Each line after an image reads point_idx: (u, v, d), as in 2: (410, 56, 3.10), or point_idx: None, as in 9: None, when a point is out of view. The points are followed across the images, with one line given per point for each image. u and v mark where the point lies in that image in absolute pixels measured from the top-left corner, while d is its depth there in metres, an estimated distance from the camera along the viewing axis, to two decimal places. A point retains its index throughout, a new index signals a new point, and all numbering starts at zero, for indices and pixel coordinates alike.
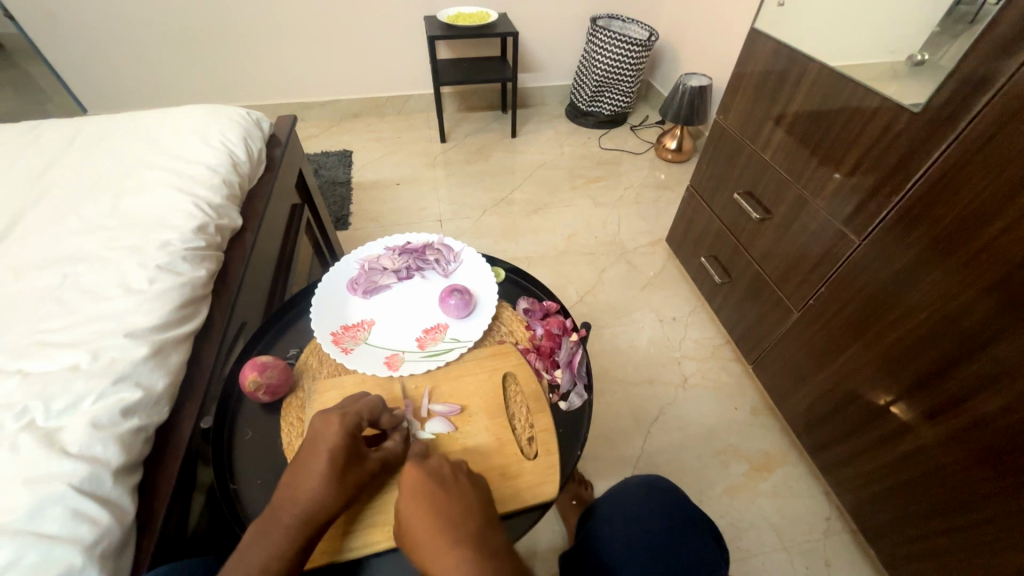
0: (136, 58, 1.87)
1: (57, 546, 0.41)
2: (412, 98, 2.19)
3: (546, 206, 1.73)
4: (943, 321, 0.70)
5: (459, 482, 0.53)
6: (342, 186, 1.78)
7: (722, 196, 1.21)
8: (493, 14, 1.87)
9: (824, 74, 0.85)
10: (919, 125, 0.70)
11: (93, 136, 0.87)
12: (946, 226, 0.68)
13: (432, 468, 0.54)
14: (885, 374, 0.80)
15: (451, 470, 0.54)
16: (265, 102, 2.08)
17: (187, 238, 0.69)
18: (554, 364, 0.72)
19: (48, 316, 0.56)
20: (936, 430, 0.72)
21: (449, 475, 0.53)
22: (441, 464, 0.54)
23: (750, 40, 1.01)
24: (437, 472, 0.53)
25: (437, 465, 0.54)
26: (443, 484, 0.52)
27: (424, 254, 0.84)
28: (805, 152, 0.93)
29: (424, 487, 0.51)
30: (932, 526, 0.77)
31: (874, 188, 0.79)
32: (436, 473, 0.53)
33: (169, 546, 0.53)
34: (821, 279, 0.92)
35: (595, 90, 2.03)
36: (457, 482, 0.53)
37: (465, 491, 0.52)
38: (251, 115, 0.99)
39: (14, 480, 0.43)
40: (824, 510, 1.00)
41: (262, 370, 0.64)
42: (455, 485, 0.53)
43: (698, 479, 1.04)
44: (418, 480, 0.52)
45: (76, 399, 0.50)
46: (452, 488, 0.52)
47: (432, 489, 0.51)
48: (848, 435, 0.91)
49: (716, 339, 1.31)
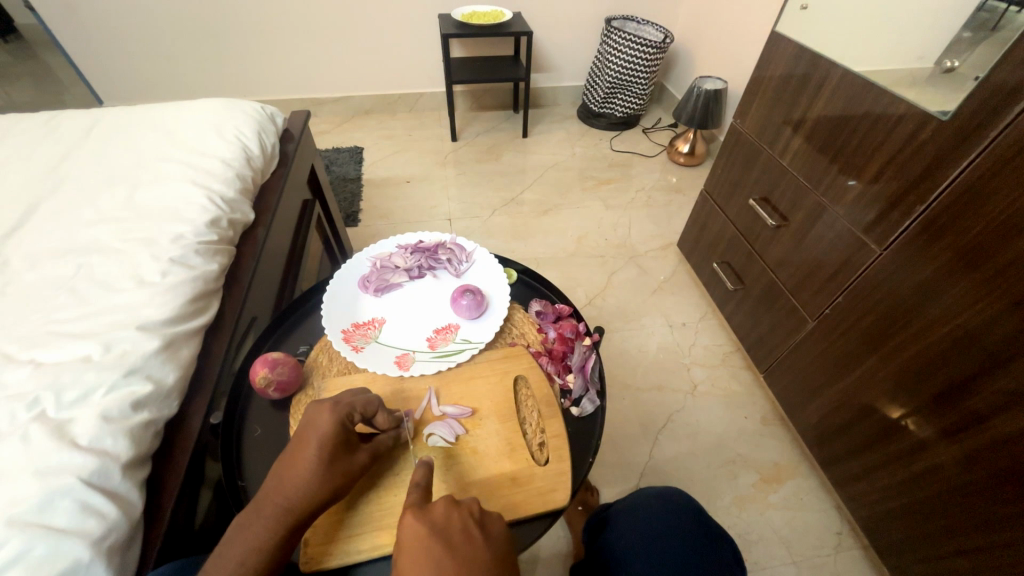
0: (152, 51, 1.89)
1: (65, 539, 0.41)
2: (424, 96, 2.19)
3: (556, 207, 1.73)
4: (966, 338, 0.68)
5: (471, 538, 0.45)
6: (353, 183, 1.78)
7: (737, 201, 1.19)
8: (508, 13, 1.86)
9: (847, 79, 0.84)
10: (947, 134, 0.69)
11: (110, 126, 0.87)
12: (973, 238, 0.66)
13: (438, 520, 0.46)
14: (901, 388, 0.78)
15: (461, 525, 0.46)
16: (278, 97, 2.10)
17: (200, 231, 0.69)
18: (565, 368, 0.72)
19: (60, 307, 0.56)
20: (954, 447, 0.71)
21: (459, 530, 0.45)
22: (450, 515, 0.46)
23: (771, 44, 0.99)
24: (444, 527, 0.45)
25: (445, 517, 0.46)
26: (450, 544, 0.44)
27: (436, 253, 0.83)
28: (824, 159, 0.91)
29: (428, 547, 0.43)
30: (948, 547, 0.75)
31: (897, 198, 0.77)
32: (444, 527, 0.45)
33: (177, 539, 0.53)
34: (838, 289, 0.91)
35: (608, 92, 2.02)
36: (468, 538, 0.45)
37: (477, 553, 0.43)
38: (266, 109, 0.99)
39: (23, 472, 0.43)
40: (835, 524, 0.99)
41: (272, 366, 0.64)
42: (464, 543, 0.44)
43: (707, 488, 1.03)
44: (422, 538, 0.44)
45: (87, 391, 0.49)
46: (461, 546, 0.44)
47: (440, 550, 0.43)
48: (863, 448, 0.89)
49: (726, 345, 1.30)
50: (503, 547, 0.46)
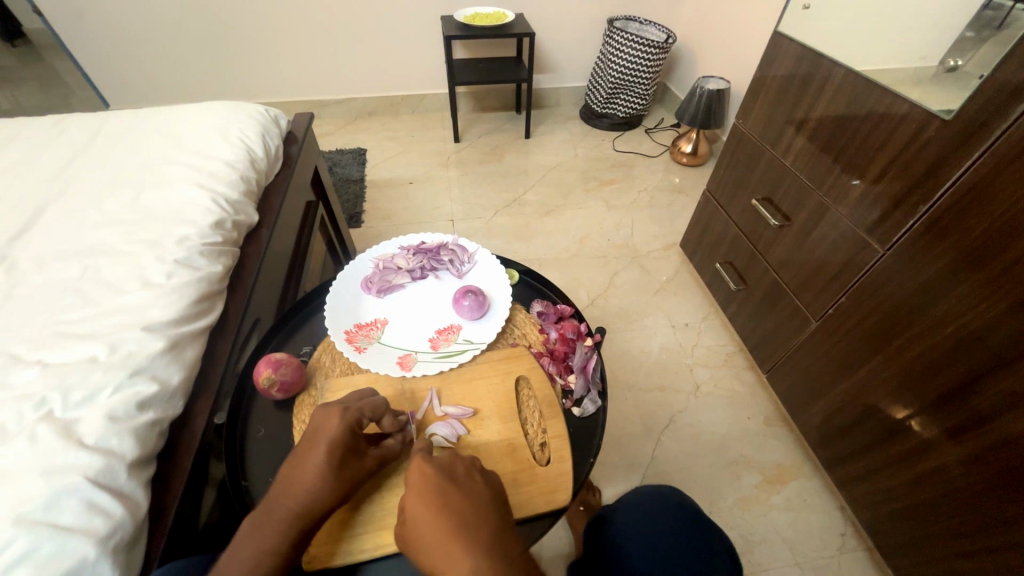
0: (157, 54, 1.90)
1: (71, 538, 0.41)
2: (427, 97, 2.20)
3: (559, 207, 1.73)
4: (971, 339, 0.68)
5: (472, 480, 0.50)
6: (356, 184, 1.79)
7: (740, 201, 1.19)
8: (510, 14, 1.86)
9: (849, 79, 0.84)
10: (951, 133, 0.68)
11: (116, 130, 0.88)
12: (975, 239, 0.66)
13: (443, 464, 0.51)
14: (906, 389, 0.78)
15: (463, 469, 0.51)
16: (282, 99, 2.11)
17: (204, 233, 0.70)
18: (567, 369, 0.72)
19: (67, 308, 0.57)
20: (960, 449, 0.70)
21: (461, 473, 0.51)
22: (453, 461, 0.51)
23: (773, 44, 0.99)
24: (449, 470, 0.50)
25: (450, 463, 0.51)
26: (454, 483, 0.49)
27: (438, 254, 0.83)
28: (827, 158, 0.91)
29: (434, 485, 0.48)
30: (953, 549, 0.75)
31: (901, 197, 0.77)
32: (447, 470, 0.50)
33: (181, 541, 0.53)
34: (841, 289, 0.91)
35: (611, 92, 2.02)
36: (470, 482, 0.50)
37: (478, 491, 0.49)
38: (270, 111, 1.00)
39: (32, 471, 0.43)
40: (839, 526, 0.98)
41: (276, 367, 0.64)
42: (466, 484, 0.50)
43: (709, 489, 1.03)
44: (429, 477, 0.49)
45: (93, 391, 0.50)
46: (463, 485, 0.49)
47: (446, 490, 0.48)
48: (867, 449, 0.88)
49: (730, 346, 1.29)
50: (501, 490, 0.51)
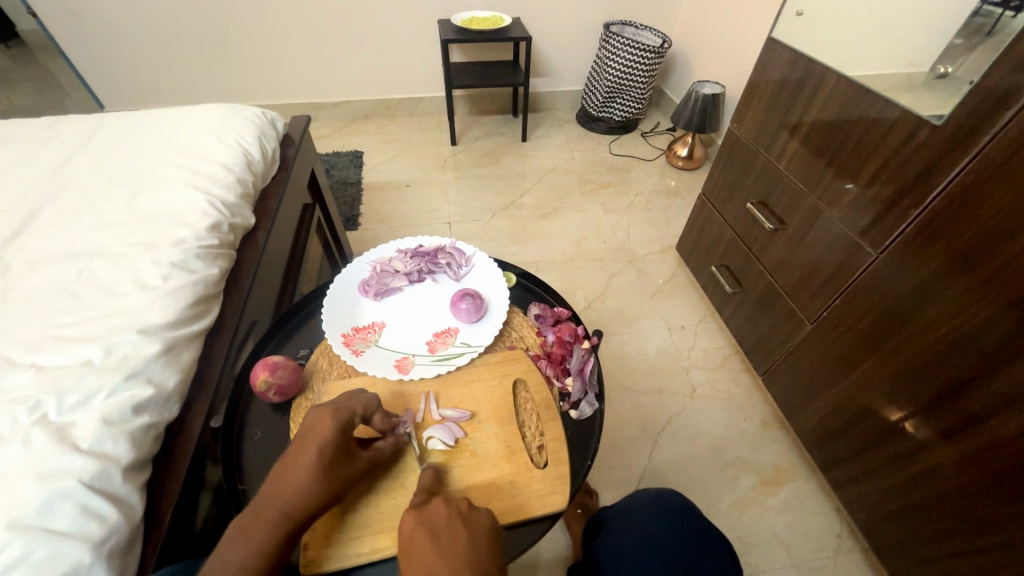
0: (152, 56, 1.90)
1: (66, 543, 0.41)
2: (423, 101, 2.20)
3: (555, 210, 1.73)
4: (962, 340, 0.68)
5: (454, 528, 0.48)
6: (353, 187, 1.79)
7: (735, 204, 1.20)
8: (507, 18, 1.86)
9: (841, 84, 0.85)
10: (941, 138, 0.69)
11: (112, 132, 0.88)
12: (966, 240, 0.67)
13: (427, 514, 0.49)
14: (900, 390, 0.79)
15: (446, 516, 0.49)
16: (279, 102, 2.11)
17: (200, 235, 0.70)
18: (565, 372, 0.72)
19: (62, 311, 0.57)
20: (952, 449, 0.71)
21: (444, 522, 0.48)
22: (438, 509, 0.50)
23: (767, 49, 1.00)
24: (430, 518, 0.49)
25: (434, 511, 0.50)
26: (434, 534, 0.47)
27: (436, 257, 0.84)
28: (820, 162, 0.92)
29: (414, 536, 0.47)
30: (947, 549, 0.75)
31: (893, 200, 0.78)
32: (431, 520, 0.49)
33: (177, 543, 0.53)
34: (834, 293, 0.92)
35: (607, 96, 2.03)
36: (452, 530, 0.48)
37: (457, 540, 0.47)
38: (267, 114, 1.00)
39: (25, 475, 0.43)
40: (835, 527, 0.99)
41: (273, 369, 0.64)
42: (448, 532, 0.48)
43: (706, 490, 1.03)
44: (411, 530, 0.48)
45: (88, 395, 0.50)
46: (444, 534, 0.47)
47: (425, 542, 0.46)
48: (862, 451, 0.89)
49: (725, 349, 1.30)
50: (489, 540, 0.48)
